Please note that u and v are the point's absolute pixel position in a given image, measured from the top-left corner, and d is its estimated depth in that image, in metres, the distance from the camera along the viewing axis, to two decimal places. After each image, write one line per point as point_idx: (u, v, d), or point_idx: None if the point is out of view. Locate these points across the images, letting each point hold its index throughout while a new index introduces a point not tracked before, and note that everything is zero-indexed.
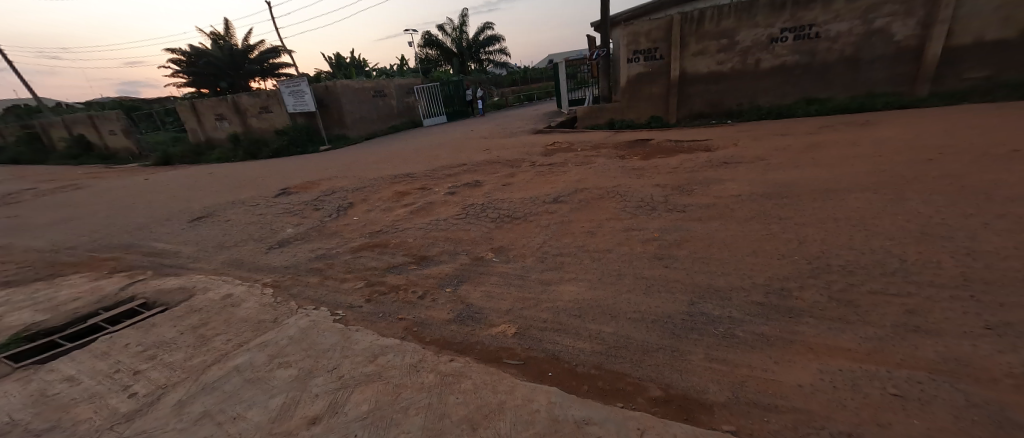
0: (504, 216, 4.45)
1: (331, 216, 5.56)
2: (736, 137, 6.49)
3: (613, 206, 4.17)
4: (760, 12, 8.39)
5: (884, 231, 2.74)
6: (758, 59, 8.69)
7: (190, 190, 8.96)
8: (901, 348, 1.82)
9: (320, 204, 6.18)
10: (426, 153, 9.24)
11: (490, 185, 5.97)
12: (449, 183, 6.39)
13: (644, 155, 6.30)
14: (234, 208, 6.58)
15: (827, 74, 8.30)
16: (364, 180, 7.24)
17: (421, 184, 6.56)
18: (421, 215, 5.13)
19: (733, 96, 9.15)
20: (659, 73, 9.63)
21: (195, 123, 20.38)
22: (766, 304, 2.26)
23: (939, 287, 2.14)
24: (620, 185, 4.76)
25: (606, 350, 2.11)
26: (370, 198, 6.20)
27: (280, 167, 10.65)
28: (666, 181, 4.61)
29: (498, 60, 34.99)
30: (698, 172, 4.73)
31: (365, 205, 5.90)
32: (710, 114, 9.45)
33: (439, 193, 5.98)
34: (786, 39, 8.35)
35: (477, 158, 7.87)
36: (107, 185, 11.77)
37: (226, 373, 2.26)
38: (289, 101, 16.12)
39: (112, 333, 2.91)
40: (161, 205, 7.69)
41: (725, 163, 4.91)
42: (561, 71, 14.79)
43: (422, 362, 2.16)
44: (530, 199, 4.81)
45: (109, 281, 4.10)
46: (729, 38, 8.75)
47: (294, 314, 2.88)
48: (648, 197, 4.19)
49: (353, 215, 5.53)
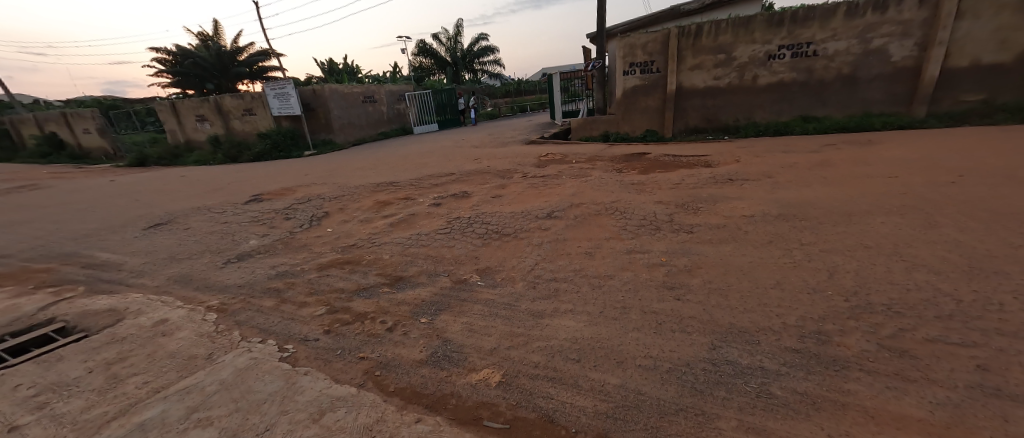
0: (492, 232, 4.02)
1: (302, 227, 5.07)
2: (737, 153, 6.20)
3: (612, 224, 3.78)
4: (758, 28, 8.22)
5: (926, 263, 2.37)
6: (755, 75, 8.49)
7: (157, 194, 8.37)
8: (988, 421, 1.42)
9: (293, 212, 5.68)
10: (413, 162, 8.78)
11: (479, 196, 5.55)
12: (435, 193, 5.96)
13: (643, 169, 5.98)
14: (197, 216, 6.04)
15: (825, 92, 8.13)
16: (343, 188, 6.76)
17: (405, 194, 6.11)
18: (401, 228, 4.68)
19: (729, 111, 8.93)
20: (655, 87, 9.44)
21: (175, 124, 19.62)
22: (803, 352, 1.86)
23: (1011, 337, 1.76)
24: (619, 200, 4.38)
25: (612, 411, 1.68)
26: (348, 207, 5.74)
27: (258, 172, 10.10)
28: (669, 197, 4.25)
29: (492, 71, 34.90)
30: (702, 189, 4.39)
31: (342, 216, 5.42)
32: (706, 130, 9.23)
33: (423, 203, 5.55)
34: (784, 55, 8.18)
35: (467, 167, 7.47)
36: (73, 186, 11.05)
37: (126, 433, 1.77)
38: (274, 104, 15.56)
39: (4, 370, 2.38)
40: (121, 209, 7.10)
41: (730, 179, 4.58)
42: (555, 83, 14.60)
43: (380, 424, 1.70)
44: (522, 214, 4.39)
45: (31, 299, 3.54)
46: (726, 53, 8.58)
47: (234, 350, 2.39)
48: (650, 215, 3.81)
49: (327, 227, 5.05)
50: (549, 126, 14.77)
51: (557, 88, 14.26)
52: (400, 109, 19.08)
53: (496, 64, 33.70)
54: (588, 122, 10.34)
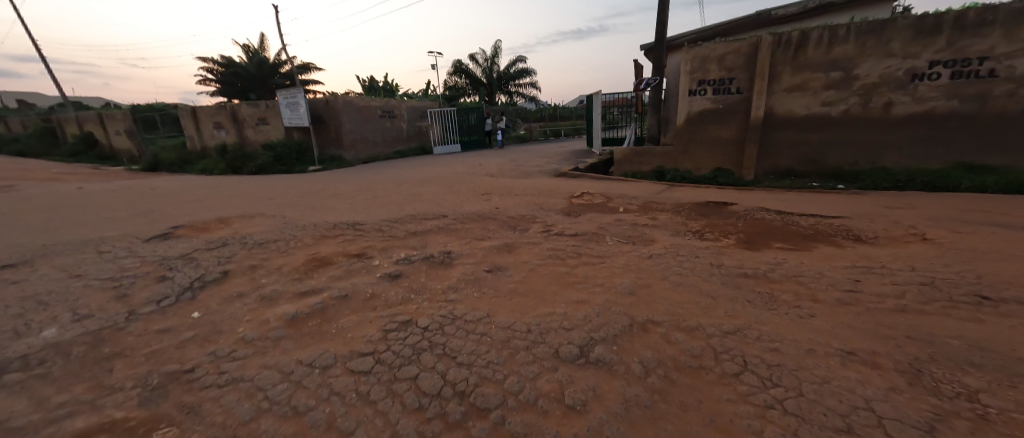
0: (458, 392, 1.78)
1: (165, 301, 3.03)
2: (905, 222, 3.73)
3: (757, 427, 1.45)
4: (898, 36, 5.80)
5: None
6: (889, 102, 6.01)
7: (90, 211, 6.71)
8: None
9: (184, 266, 3.69)
10: (405, 191, 6.78)
11: (466, 266, 3.37)
12: (404, 251, 3.84)
13: (743, 236, 3.63)
14: (71, 255, 4.19)
15: (1005, 131, 5.51)
16: (290, 226, 4.80)
17: (362, 246, 4.03)
18: (306, 329, 2.53)
19: (843, 151, 6.42)
20: (733, 113, 7.15)
21: (192, 129, 18.68)
22: None
23: None
24: (739, 328, 2.05)
25: None
26: (268, 265, 3.69)
27: (230, 190, 8.38)
28: (865, 340, 1.87)
29: (529, 93, 33.44)
30: (933, 321, 1.98)
31: (246, 282, 3.37)
32: (806, 174, 6.73)
33: (376, 270, 3.43)
34: (938, 75, 5.67)
35: (468, 206, 5.35)
36: (38, 190, 9.73)
37: None
38: (285, 114, 14.25)
39: None
40: (14, 232, 5.39)
41: (982, 297, 2.15)
42: (596, 105, 12.44)
43: None
44: (532, 336, 2.13)
45: None
46: (844, 70, 6.18)
47: None
48: (859, 411, 1.46)
49: (203, 305, 2.99)
50: (585, 155, 12.51)
51: (599, 112, 12.06)
52: (421, 127, 17.50)
53: (532, 86, 32.22)
54: (636, 154, 8.12)
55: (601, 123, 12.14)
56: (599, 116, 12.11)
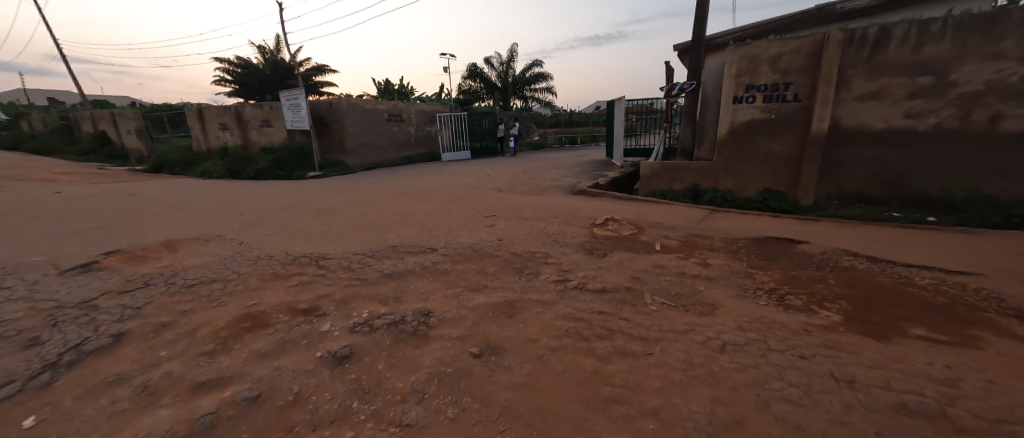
0: None
1: (23, 382, 2.10)
2: None
3: None
4: (1012, 33, 4.76)
5: None
6: (995, 115, 4.93)
7: (41, 223, 5.88)
8: None
9: (86, 316, 2.77)
10: (398, 209, 5.83)
11: (457, 337, 2.38)
12: (378, 304, 2.88)
13: (852, 305, 2.56)
14: None
15: None
16: (249, 254, 3.90)
17: (325, 292, 3.09)
18: None
19: (932, 173, 5.31)
20: (788, 125, 6.02)
21: (197, 130, 18.15)
22: None
23: None
24: None
25: None
26: (195, 318, 2.76)
27: (210, 200, 7.52)
28: None
29: (544, 99, 32.51)
30: None
31: (155, 346, 2.44)
32: (881, 199, 5.60)
33: (332, 337, 2.46)
34: None
35: (468, 234, 4.37)
36: (16, 192, 9.05)
37: None
38: (288, 116, 13.53)
39: None
40: None
41: None
42: (618, 111, 11.33)
43: None
44: None
45: None
46: (937, 74, 5.10)
47: None
48: None
49: (76, 390, 2.06)
50: (606, 167, 11.37)
51: (622, 120, 10.95)
52: (431, 131, 16.67)
53: (547, 92, 31.29)
54: (669, 168, 7.05)
55: (623, 132, 11.03)
56: (622, 124, 11.00)
